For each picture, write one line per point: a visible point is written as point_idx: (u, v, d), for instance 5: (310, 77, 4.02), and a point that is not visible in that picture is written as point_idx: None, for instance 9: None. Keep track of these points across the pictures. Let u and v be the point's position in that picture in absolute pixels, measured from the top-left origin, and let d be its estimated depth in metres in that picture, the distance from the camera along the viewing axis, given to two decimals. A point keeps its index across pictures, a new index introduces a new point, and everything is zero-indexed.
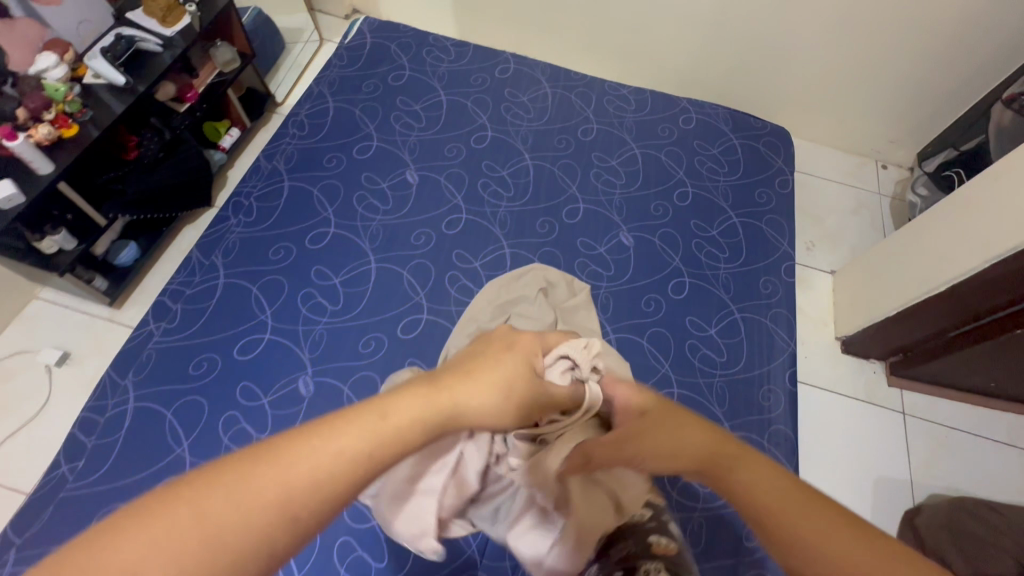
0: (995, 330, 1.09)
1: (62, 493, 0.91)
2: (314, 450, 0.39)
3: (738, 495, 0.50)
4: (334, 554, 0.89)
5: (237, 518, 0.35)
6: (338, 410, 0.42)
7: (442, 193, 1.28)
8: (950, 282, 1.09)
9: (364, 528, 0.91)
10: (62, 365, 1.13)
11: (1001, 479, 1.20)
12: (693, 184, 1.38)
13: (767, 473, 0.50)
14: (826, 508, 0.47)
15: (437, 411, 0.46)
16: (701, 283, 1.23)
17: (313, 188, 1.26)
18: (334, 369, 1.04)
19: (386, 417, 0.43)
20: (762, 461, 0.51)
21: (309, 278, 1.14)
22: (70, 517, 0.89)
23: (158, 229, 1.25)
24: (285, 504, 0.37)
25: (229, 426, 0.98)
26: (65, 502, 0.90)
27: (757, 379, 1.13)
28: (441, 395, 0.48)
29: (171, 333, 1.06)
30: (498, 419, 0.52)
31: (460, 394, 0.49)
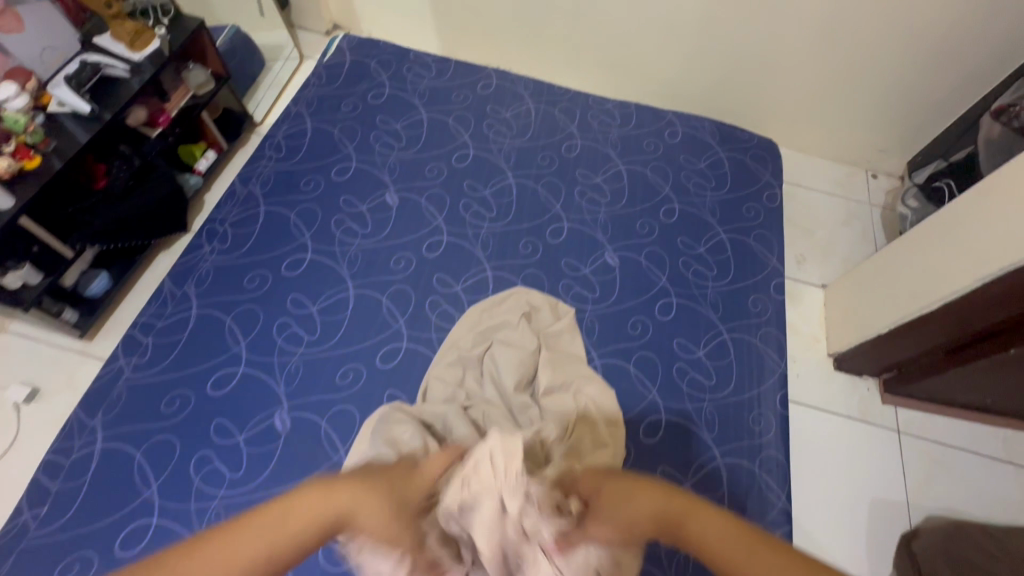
0: (993, 347, 1.06)
1: (25, 543, 0.88)
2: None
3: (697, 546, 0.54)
4: None
5: None
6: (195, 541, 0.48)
7: (422, 215, 1.25)
8: (941, 301, 1.07)
9: (340, 571, 0.88)
10: (30, 402, 1.09)
11: (1000, 499, 1.17)
12: (679, 200, 1.35)
13: (718, 522, 0.55)
14: (770, 545, 0.50)
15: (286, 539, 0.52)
16: (689, 303, 1.20)
17: (290, 212, 1.22)
18: (310, 402, 1.01)
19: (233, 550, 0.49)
20: (717, 511, 0.56)
21: (285, 307, 1.10)
22: (34, 567, 0.87)
23: (131, 258, 1.21)
24: None
25: (201, 466, 0.95)
26: (27, 554, 0.87)
27: (747, 402, 1.10)
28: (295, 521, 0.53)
29: (143, 369, 1.03)
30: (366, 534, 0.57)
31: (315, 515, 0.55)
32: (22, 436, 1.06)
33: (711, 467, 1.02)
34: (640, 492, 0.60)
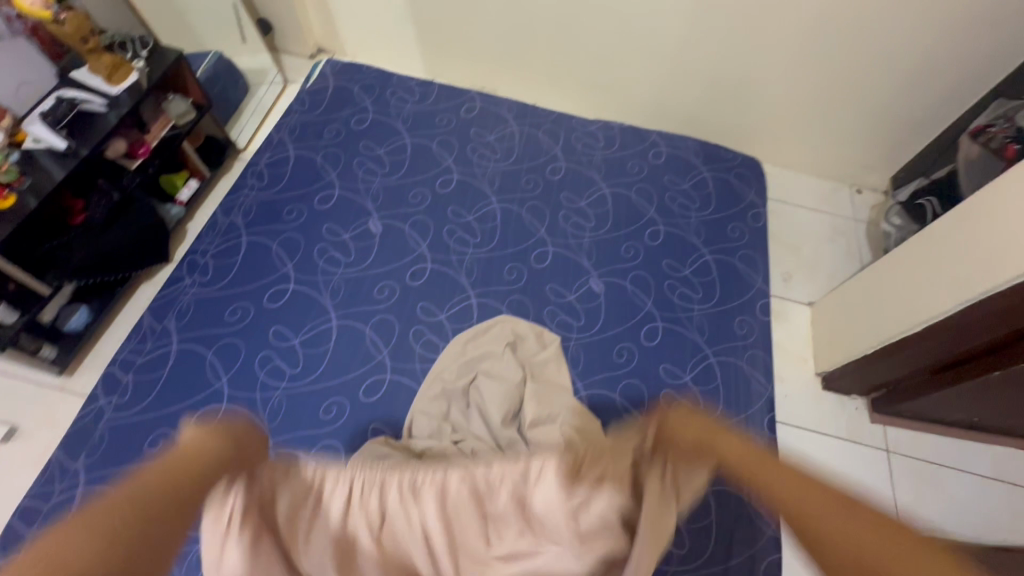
0: (979, 369, 1.06)
1: None
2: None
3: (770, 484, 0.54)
4: None
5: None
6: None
7: (406, 242, 1.24)
8: (919, 326, 1.08)
9: None
10: (7, 442, 1.07)
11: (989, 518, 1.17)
12: (664, 222, 1.35)
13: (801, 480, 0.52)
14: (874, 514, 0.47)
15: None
16: (674, 327, 1.20)
17: (272, 243, 1.21)
18: (294, 439, 1.00)
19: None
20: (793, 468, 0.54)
21: (267, 340, 1.09)
22: None
23: (112, 291, 1.20)
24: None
25: None
26: None
27: (735, 427, 1.09)
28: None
29: (123, 408, 1.02)
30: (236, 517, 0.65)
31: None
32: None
33: (699, 495, 1.01)
34: (697, 425, 0.63)
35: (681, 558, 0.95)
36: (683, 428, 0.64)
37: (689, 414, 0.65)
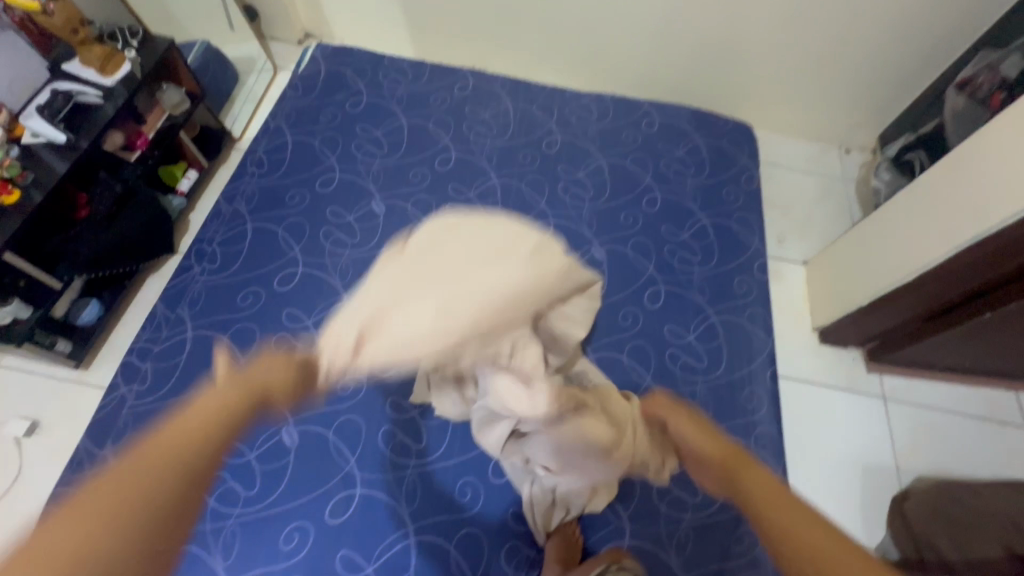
0: (968, 315, 1.11)
1: None
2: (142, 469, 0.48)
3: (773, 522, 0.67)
4: None
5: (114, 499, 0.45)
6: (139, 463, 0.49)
7: (409, 220, 1.26)
8: (918, 271, 1.10)
9: None
10: (31, 436, 1.09)
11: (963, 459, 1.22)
12: (661, 189, 1.38)
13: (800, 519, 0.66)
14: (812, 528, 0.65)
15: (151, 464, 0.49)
16: (677, 290, 1.23)
17: (277, 228, 1.23)
18: (315, 416, 1.02)
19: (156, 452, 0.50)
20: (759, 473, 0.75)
21: (280, 322, 1.11)
22: None
23: (120, 283, 1.20)
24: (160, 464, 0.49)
25: (215, 486, 0.96)
26: None
27: (739, 381, 1.13)
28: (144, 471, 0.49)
29: (145, 395, 1.04)
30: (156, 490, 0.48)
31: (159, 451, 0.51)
32: (27, 471, 1.06)
33: None
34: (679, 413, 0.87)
35: (696, 505, 1.00)
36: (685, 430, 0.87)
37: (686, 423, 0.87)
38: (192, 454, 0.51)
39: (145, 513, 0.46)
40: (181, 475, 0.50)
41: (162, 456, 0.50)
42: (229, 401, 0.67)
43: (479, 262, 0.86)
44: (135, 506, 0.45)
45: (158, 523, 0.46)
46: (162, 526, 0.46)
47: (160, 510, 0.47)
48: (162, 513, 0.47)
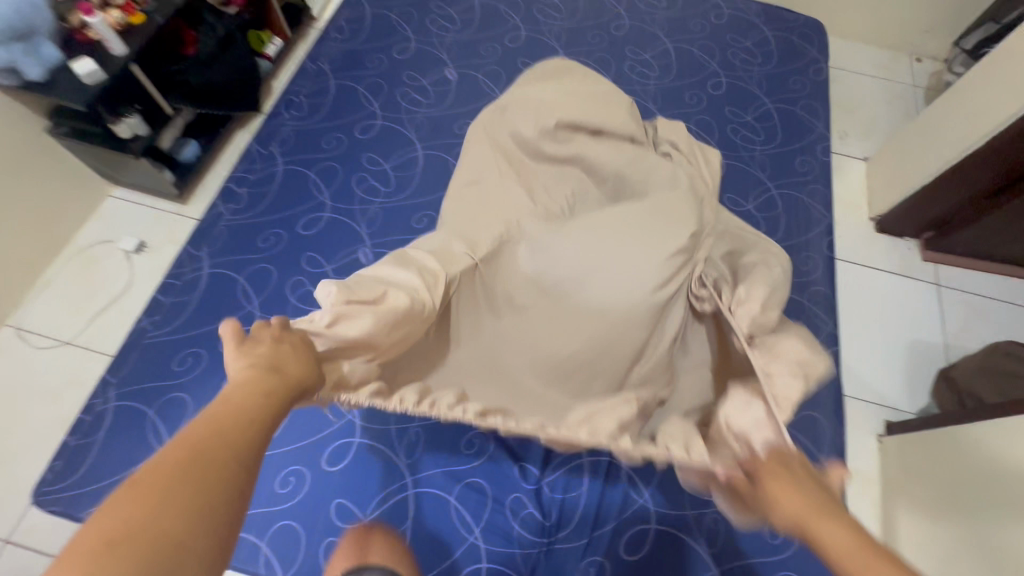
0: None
1: (146, 341, 0.98)
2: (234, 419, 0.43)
3: None
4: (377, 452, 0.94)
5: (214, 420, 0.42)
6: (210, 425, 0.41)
7: (480, 88, 1.32)
8: (955, 161, 1.17)
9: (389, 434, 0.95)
10: (140, 254, 1.21)
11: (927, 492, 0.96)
12: (726, 76, 1.38)
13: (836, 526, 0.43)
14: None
15: (190, 445, 0.39)
16: (738, 164, 1.24)
17: (357, 86, 1.30)
18: (390, 242, 1.10)
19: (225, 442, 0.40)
20: (845, 517, 0.43)
21: (361, 164, 1.19)
22: (154, 358, 0.97)
23: (215, 130, 1.30)
24: (201, 443, 0.39)
25: (296, 288, 1.05)
26: (150, 346, 0.97)
27: (796, 247, 1.15)
28: (204, 441, 0.39)
29: (241, 212, 1.11)
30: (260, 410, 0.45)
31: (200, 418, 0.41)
32: (135, 280, 1.19)
33: None
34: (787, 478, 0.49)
35: None
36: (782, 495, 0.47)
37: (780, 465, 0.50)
38: (235, 432, 0.41)
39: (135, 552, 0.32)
40: (259, 435, 0.43)
41: (204, 447, 0.39)
42: (269, 380, 0.49)
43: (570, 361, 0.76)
44: (139, 557, 0.32)
45: (235, 479, 0.39)
46: (235, 451, 0.40)
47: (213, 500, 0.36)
48: (159, 551, 0.33)
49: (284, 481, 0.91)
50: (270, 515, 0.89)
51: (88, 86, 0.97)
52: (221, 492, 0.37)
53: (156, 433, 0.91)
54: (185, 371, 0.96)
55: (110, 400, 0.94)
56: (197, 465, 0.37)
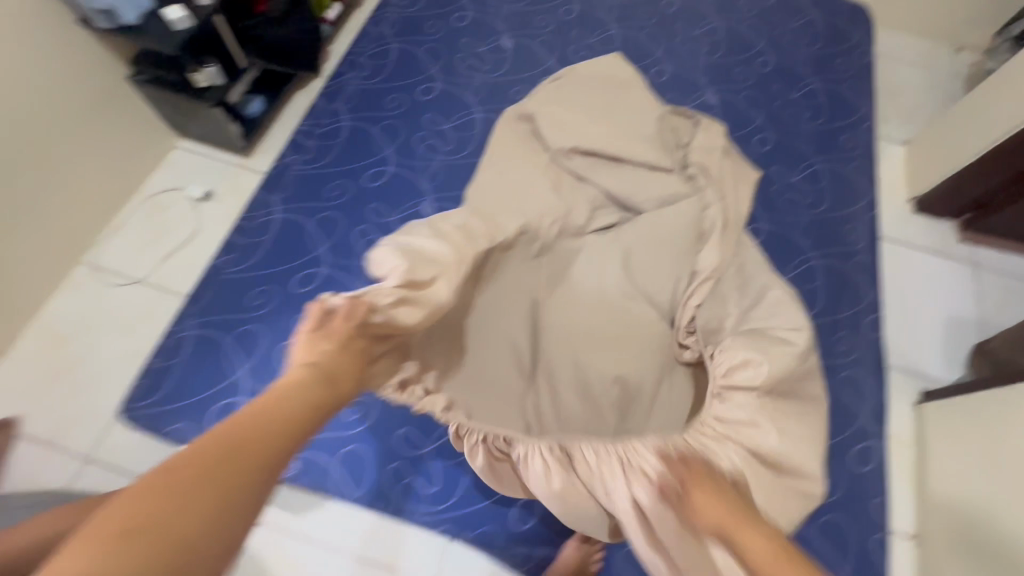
0: None
1: (222, 276, 1.03)
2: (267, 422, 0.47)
3: None
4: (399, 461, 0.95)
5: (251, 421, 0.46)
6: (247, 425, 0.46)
7: (535, 57, 1.36)
8: (998, 140, 1.19)
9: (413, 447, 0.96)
10: (205, 202, 1.27)
11: (949, 500, 1.01)
12: (774, 55, 1.41)
13: (764, 538, 0.56)
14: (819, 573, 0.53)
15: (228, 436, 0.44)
16: (786, 138, 1.28)
17: (417, 50, 1.34)
18: (452, 197, 1.15)
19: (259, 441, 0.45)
20: (764, 530, 0.57)
21: (422, 123, 1.23)
22: (231, 292, 1.02)
23: (278, 89, 1.34)
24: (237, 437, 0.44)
25: (362, 236, 1.09)
26: (227, 281, 1.02)
27: (842, 218, 1.18)
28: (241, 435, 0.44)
29: (309, 163, 1.16)
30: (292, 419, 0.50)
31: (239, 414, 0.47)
32: (203, 226, 1.24)
33: (808, 263, 1.12)
34: (727, 508, 0.59)
35: None
36: (709, 504, 0.60)
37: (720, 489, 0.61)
38: (269, 435, 0.46)
39: (153, 537, 0.36)
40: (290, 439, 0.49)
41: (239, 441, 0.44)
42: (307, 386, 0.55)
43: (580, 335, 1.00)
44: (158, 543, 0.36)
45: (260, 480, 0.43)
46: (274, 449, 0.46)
47: (238, 486, 0.41)
48: (182, 539, 0.37)
49: (351, 411, 0.97)
50: (339, 441, 0.95)
51: (178, 31, 1.02)
52: (247, 493, 0.42)
53: (234, 360, 0.97)
54: (259, 306, 1.01)
55: (191, 328, 0.99)
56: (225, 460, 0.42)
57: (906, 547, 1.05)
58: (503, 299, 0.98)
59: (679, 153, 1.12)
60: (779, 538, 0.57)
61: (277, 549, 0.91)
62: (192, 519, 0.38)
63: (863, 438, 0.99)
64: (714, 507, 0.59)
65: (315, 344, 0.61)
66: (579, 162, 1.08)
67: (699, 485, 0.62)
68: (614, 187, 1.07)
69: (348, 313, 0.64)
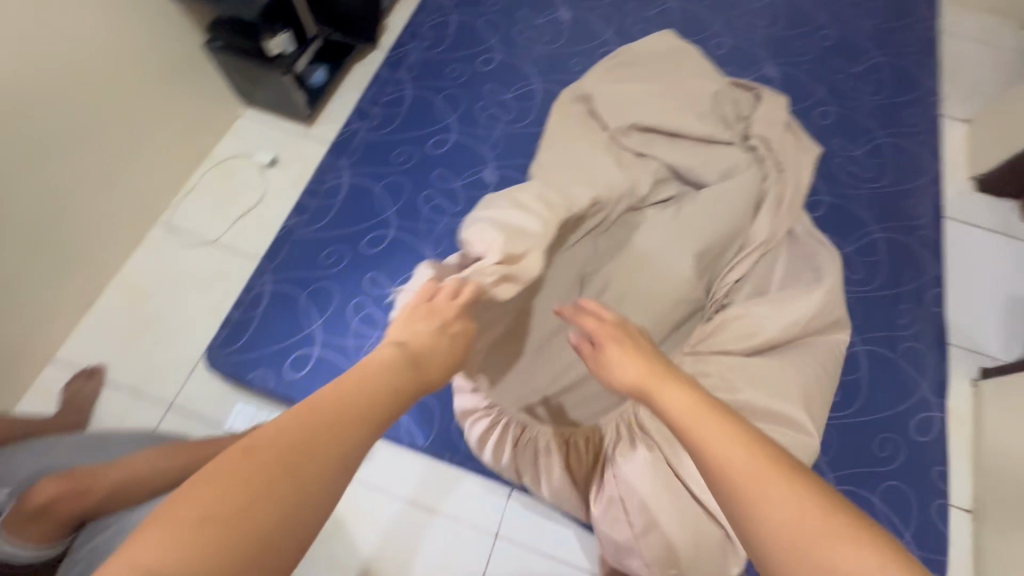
0: None
1: (296, 236, 1.07)
2: (348, 405, 0.45)
3: (709, 467, 0.45)
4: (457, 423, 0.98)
5: (332, 403, 0.45)
6: (328, 410, 0.44)
7: (593, 29, 1.36)
8: None
9: None
10: (272, 168, 1.31)
11: (1007, 475, 1.01)
12: (835, 28, 1.39)
13: (682, 390, 0.52)
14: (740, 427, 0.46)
15: (307, 420, 0.42)
16: (847, 112, 1.27)
17: (477, 22, 1.36)
18: (513, 165, 1.17)
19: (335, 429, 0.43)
20: (683, 384, 0.53)
21: (483, 93, 1.25)
22: (304, 251, 1.06)
23: (340, 59, 1.37)
24: (315, 422, 0.43)
25: (427, 200, 1.12)
26: (301, 240, 1.07)
27: (905, 192, 1.17)
28: (318, 421, 0.43)
29: (375, 129, 1.19)
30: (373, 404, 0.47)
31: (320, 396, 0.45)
32: (269, 192, 1.29)
33: (870, 236, 1.12)
34: (638, 362, 0.57)
35: (857, 280, 1.09)
36: (623, 362, 0.57)
37: (637, 347, 0.59)
38: (348, 421, 0.45)
39: (225, 527, 0.36)
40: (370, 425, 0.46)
41: (316, 427, 0.42)
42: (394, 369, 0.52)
43: (636, 295, 1.02)
44: (228, 536, 0.36)
45: (332, 471, 0.42)
46: (346, 450, 0.43)
47: (300, 490, 0.40)
48: (250, 531, 0.37)
49: None
50: None
51: None
52: (317, 487, 0.41)
53: (309, 315, 1.01)
54: (331, 265, 1.05)
55: (268, 284, 1.04)
56: (297, 449, 0.41)
57: (964, 521, 1.05)
58: (565, 264, 0.98)
59: (739, 125, 1.13)
60: (699, 393, 0.52)
61: (348, 502, 0.96)
62: (251, 522, 0.37)
63: (924, 409, 1.00)
64: (627, 366, 0.57)
65: (411, 323, 0.63)
66: (637, 140, 1.08)
67: (614, 343, 0.59)
68: (676, 161, 1.08)
69: (454, 292, 0.68)
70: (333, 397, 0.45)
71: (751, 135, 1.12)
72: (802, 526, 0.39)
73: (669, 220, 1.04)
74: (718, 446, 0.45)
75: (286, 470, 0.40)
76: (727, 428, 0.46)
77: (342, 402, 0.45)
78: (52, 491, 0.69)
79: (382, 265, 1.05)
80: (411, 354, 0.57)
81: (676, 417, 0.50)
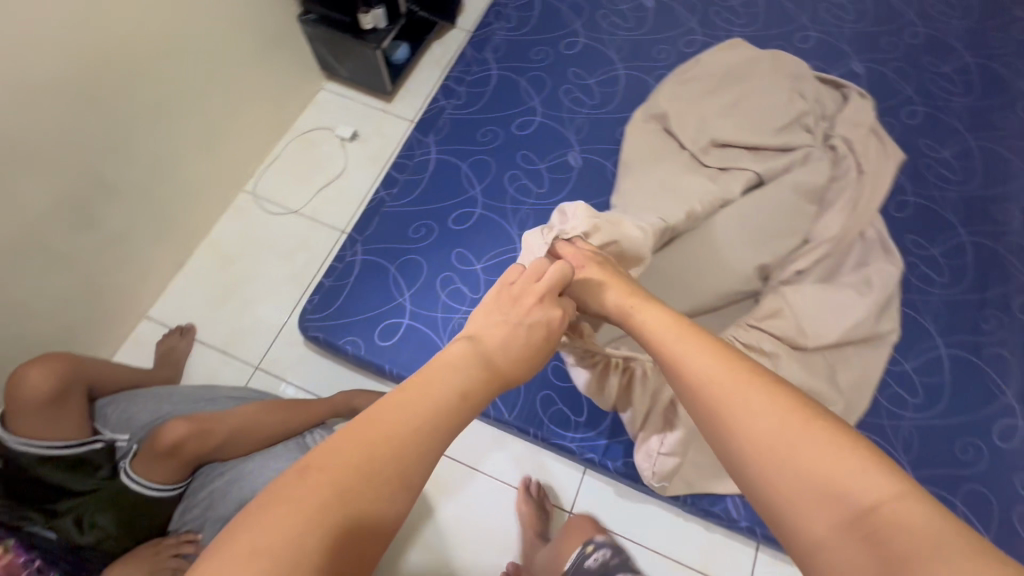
0: None
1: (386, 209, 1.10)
2: (411, 421, 0.43)
3: (693, 382, 0.49)
4: (540, 402, 1.00)
5: (395, 420, 0.43)
6: (388, 429, 0.42)
7: (677, 17, 1.35)
8: None
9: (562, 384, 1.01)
10: (353, 142, 1.33)
11: None
12: (924, 26, 1.37)
13: (656, 312, 0.62)
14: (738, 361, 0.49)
15: (368, 444, 0.41)
16: (936, 112, 1.25)
17: (560, 5, 1.36)
18: (597, 150, 1.17)
19: (395, 445, 0.42)
20: (662, 310, 0.62)
21: (566, 77, 1.25)
22: (394, 224, 1.09)
23: (421, 37, 1.39)
24: (376, 445, 0.41)
25: (512, 180, 1.13)
26: (391, 213, 1.10)
27: (994, 197, 1.16)
28: (377, 444, 0.41)
29: (460, 108, 1.21)
30: (434, 419, 0.45)
31: (382, 410, 0.43)
32: (350, 165, 1.31)
33: (957, 240, 1.11)
34: (612, 289, 0.70)
35: (941, 282, 1.08)
36: (588, 287, 0.71)
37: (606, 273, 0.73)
38: (411, 444, 0.42)
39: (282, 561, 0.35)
40: (431, 447, 0.44)
41: (378, 448, 0.41)
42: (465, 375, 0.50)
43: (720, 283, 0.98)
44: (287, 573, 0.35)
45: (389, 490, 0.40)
46: (404, 469, 0.42)
47: (356, 516, 0.38)
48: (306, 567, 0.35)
49: None
50: None
51: None
52: (376, 516, 0.39)
53: (397, 286, 1.04)
54: (419, 239, 1.08)
55: (358, 254, 1.07)
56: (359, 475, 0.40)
57: None
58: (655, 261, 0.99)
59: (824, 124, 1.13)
60: (678, 318, 0.60)
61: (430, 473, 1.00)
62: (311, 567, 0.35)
63: (1008, 416, 0.99)
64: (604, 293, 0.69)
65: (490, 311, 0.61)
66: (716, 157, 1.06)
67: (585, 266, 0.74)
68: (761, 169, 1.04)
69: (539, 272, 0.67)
70: (398, 410, 0.44)
71: (834, 134, 1.11)
72: (762, 408, 0.44)
73: (748, 215, 0.99)
74: (695, 364, 0.51)
75: (347, 497, 0.39)
76: (705, 350, 0.52)
77: (406, 418, 0.43)
78: (182, 433, 0.74)
79: (467, 241, 1.07)
80: (483, 350, 0.54)
81: (653, 330, 0.60)
